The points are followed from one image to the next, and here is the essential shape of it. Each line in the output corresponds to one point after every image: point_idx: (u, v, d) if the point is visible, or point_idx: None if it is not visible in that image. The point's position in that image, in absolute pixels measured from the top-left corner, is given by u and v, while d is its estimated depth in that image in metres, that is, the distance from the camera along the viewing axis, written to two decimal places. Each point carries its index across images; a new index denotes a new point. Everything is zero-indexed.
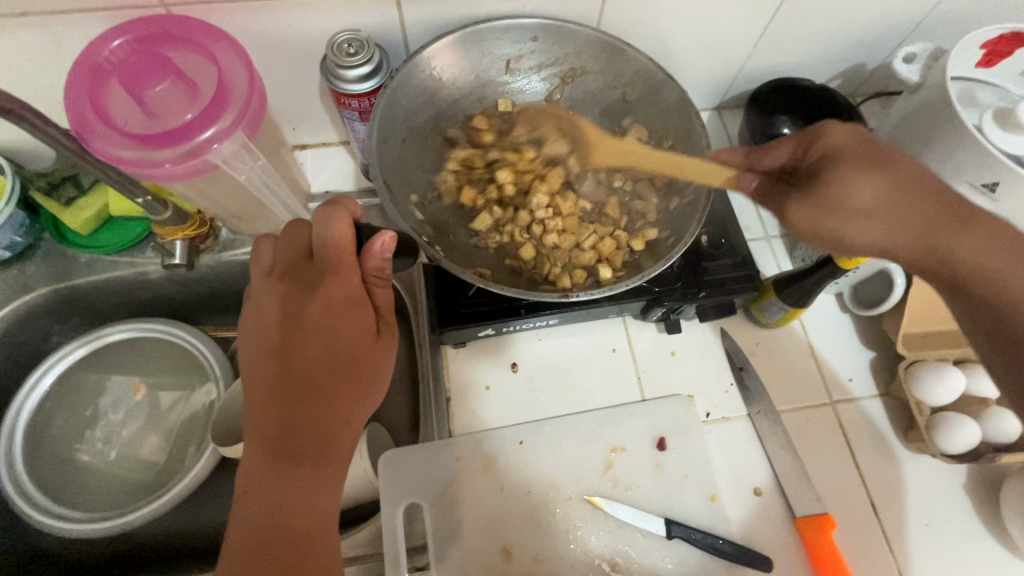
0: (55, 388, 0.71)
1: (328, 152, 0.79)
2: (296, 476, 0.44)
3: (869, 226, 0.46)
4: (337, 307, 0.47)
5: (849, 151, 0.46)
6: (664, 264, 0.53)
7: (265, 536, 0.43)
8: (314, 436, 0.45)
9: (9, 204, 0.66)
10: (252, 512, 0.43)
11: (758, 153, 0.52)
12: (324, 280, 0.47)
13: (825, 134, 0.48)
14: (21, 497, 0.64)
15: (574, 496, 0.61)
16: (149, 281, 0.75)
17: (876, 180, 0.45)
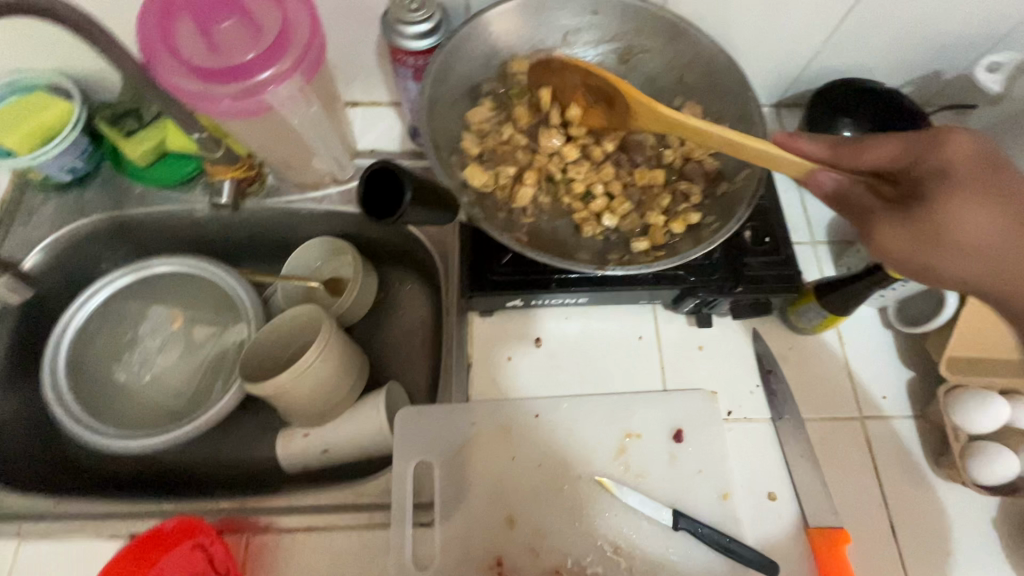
0: (100, 310, 0.75)
1: (377, 112, 0.80)
2: None
3: (973, 253, 0.42)
4: None
5: (962, 171, 0.43)
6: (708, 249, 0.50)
7: None
8: None
9: (75, 130, 0.70)
10: None
11: (854, 148, 0.47)
12: None
13: (944, 152, 0.44)
14: (60, 407, 0.68)
15: (584, 475, 0.61)
16: (194, 220, 0.77)
17: (992, 208, 0.42)
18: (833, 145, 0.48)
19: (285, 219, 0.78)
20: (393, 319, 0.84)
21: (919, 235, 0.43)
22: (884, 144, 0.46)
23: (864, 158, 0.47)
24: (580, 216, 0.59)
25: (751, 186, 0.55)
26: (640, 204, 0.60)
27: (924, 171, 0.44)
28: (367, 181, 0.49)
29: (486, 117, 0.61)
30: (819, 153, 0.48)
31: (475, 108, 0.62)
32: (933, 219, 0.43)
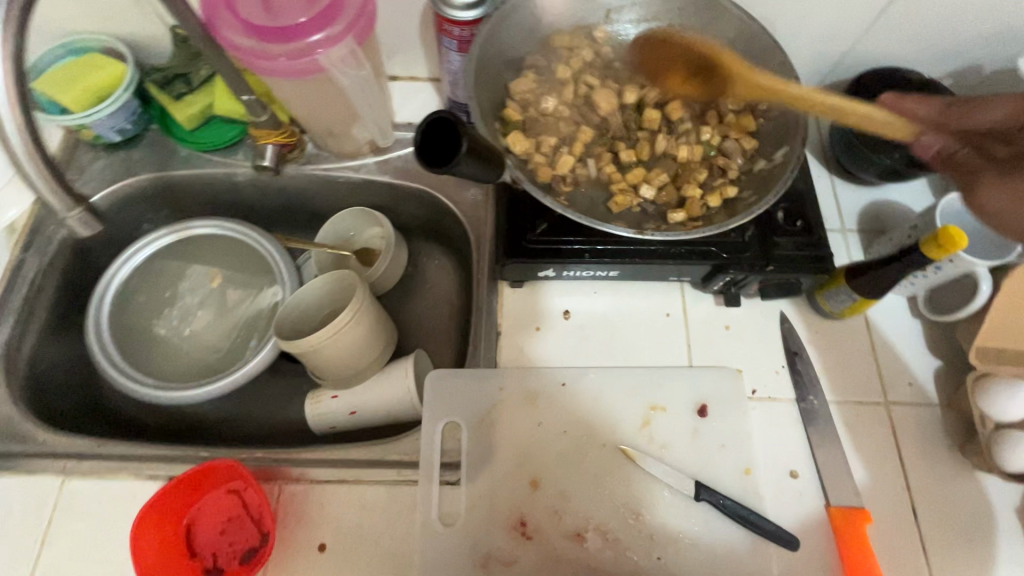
0: (143, 265, 0.77)
1: (416, 86, 0.81)
2: None
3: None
4: None
5: None
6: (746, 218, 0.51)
7: None
8: None
9: (127, 91, 0.72)
10: None
11: (964, 111, 0.51)
12: None
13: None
14: (102, 353, 0.70)
15: (608, 444, 0.62)
16: (235, 184, 0.80)
17: None
18: (944, 108, 0.52)
19: (322, 187, 0.80)
20: (422, 290, 0.86)
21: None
22: (995, 105, 0.51)
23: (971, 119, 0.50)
24: (620, 185, 0.61)
25: (792, 161, 0.56)
26: (677, 178, 0.61)
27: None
28: (424, 130, 0.50)
29: (530, 87, 0.63)
30: (926, 110, 0.51)
31: (518, 79, 0.63)
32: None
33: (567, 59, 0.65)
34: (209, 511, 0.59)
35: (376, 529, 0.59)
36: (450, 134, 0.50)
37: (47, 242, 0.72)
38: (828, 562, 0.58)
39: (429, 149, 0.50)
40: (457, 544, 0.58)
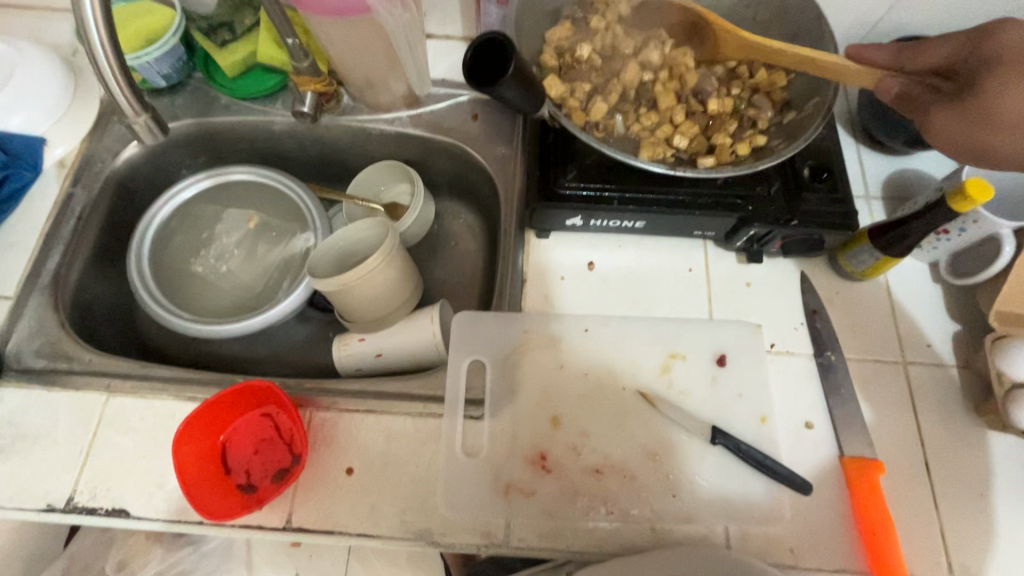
0: (182, 207, 0.80)
1: (450, 45, 0.83)
2: None
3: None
4: None
5: (1006, 58, 0.51)
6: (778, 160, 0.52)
7: None
8: None
9: (174, 36, 0.75)
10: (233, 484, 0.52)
11: (916, 51, 0.56)
12: None
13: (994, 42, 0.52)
14: (142, 286, 0.73)
15: (628, 388, 0.64)
16: (272, 133, 0.82)
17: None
18: (895, 53, 0.57)
19: (355, 139, 0.82)
20: (448, 246, 0.88)
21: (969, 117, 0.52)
22: (935, 47, 0.56)
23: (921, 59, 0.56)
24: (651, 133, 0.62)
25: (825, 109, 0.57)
26: (706, 129, 0.62)
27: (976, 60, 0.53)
28: (474, 50, 0.55)
29: (566, 36, 0.64)
30: (881, 58, 0.57)
31: (555, 28, 0.65)
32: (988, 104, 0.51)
33: (603, 10, 0.65)
34: (241, 434, 0.62)
35: (402, 456, 0.61)
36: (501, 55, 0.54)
37: (94, 179, 0.75)
38: (840, 508, 0.59)
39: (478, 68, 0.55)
40: (479, 474, 0.60)
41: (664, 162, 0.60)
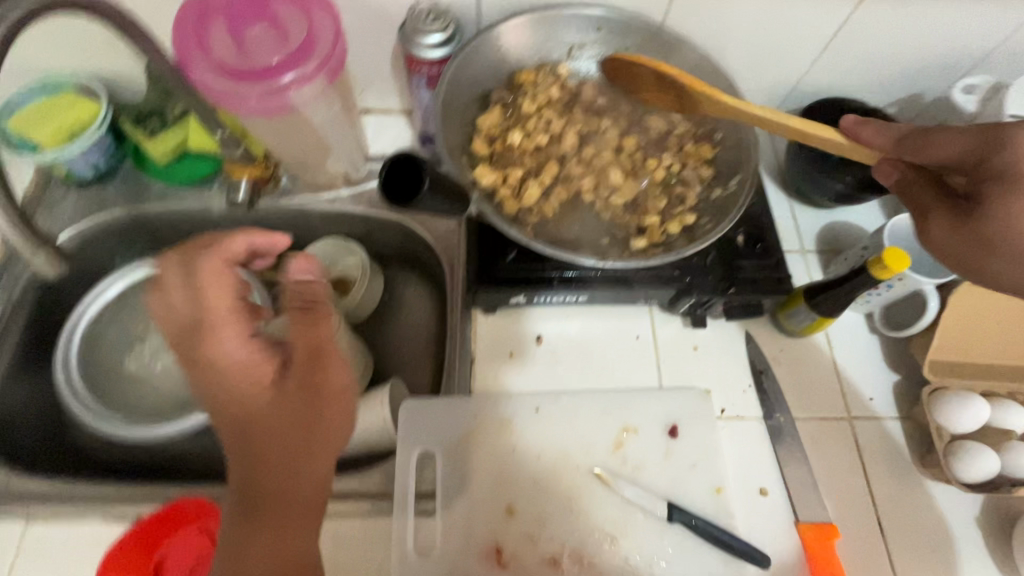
0: (115, 300, 0.77)
1: (389, 119, 0.83)
2: (262, 525, 0.50)
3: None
4: (287, 398, 0.54)
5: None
6: (703, 244, 0.54)
7: (263, 504, 0.51)
8: (278, 491, 0.52)
9: (99, 128, 0.72)
10: (267, 505, 0.51)
11: (916, 145, 0.51)
12: (283, 376, 0.55)
13: (1012, 146, 0.46)
14: (71, 395, 0.70)
15: (582, 468, 0.63)
16: (210, 217, 0.80)
17: (958, 220, 0.48)
18: (898, 139, 0.53)
19: (296, 219, 0.81)
20: (398, 318, 0.86)
21: (974, 246, 0.47)
22: (952, 140, 0.49)
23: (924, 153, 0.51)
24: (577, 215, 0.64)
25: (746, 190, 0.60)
26: (633, 207, 0.64)
27: (987, 173, 0.47)
28: (390, 165, 0.63)
29: (496, 122, 0.66)
30: (875, 140, 0.54)
31: (485, 114, 0.67)
32: (992, 229, 0.46)
33: (531, 94, 0.68)
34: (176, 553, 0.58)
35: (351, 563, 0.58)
36: (411, 169, 0.64)
37: (14, 283, 0.72)
38: None
39: (395, 182, 0.64)
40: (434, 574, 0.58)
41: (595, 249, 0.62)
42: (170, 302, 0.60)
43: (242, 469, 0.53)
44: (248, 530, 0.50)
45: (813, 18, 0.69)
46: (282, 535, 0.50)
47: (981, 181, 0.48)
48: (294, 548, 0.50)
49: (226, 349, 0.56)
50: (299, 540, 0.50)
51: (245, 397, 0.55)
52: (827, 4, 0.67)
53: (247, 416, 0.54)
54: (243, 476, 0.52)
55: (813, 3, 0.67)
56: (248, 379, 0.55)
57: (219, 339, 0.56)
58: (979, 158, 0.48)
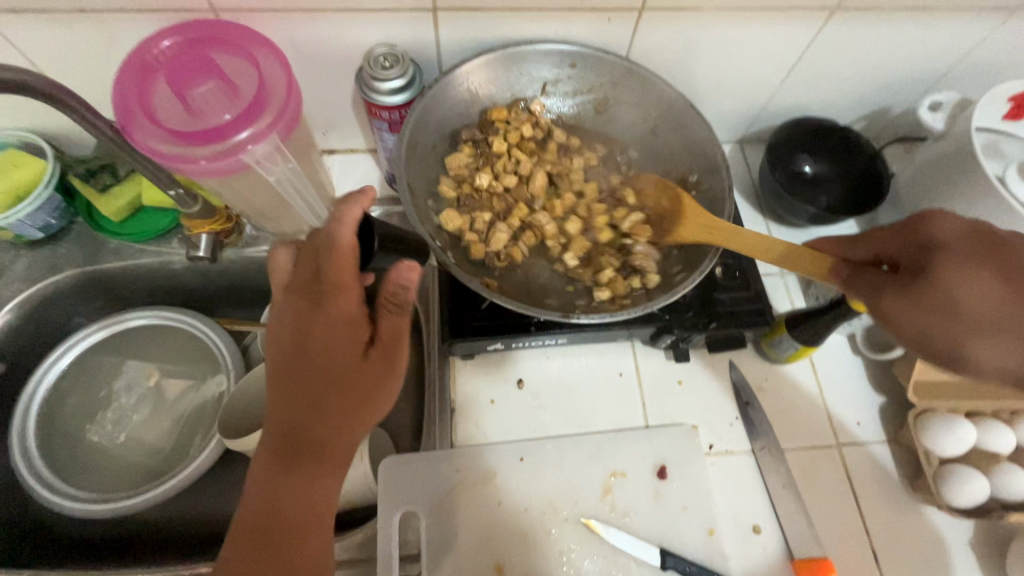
0: (72, 367, 0.74)
1: (354, 158, 0.81)
2: (295, 471, 0.47)
3: (995, 336, 0.44)
4: (336, 324, 0.48)
5: (959, 249, 0.46)
6: (669, 299, 0.55)
7: (288, 443, 0.47)
8: (315, 443, 0.48)
9: (48, 187, 0.67)
10: (280, 419, 0.48)
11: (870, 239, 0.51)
12: (327, 298, 0.48)
13: (929, 228, 0.47)
14: (29, 471, 0.67)
15: (571, 518, 0.61)
16: (172, 271, 0.77)
17: (982, 288, 0.44)
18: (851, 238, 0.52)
19: (263, 268, 0.77)
20: None
21: (948, 331, 0.44)
22: (943, 223, 0.47)
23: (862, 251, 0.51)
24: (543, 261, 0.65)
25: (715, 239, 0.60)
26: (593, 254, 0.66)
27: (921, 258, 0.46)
28: None
29: (464, 162, 0.66)
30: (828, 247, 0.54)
31: (454, 154, 0.66)
32: (960, 319, 0.44)
33: (504, 131, 0.67)
34: None
35: None
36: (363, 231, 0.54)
37: None
38: None
39: None
40: None
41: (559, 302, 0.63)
42: (282, 261, 0.53)
43: (288, 408, 0.48)
44: (286, 468, 0.47)
45: (777, 43, 0.68)
46: (313, 492, 0.48)
47: (919, 261, 0.47)
48: (318, 501, 0.48)
49: (334, 305, 0.48)
50: (326, 494, 0.48)
51: (303, 319, 0.48)
52: (792, 29, 0.66)
53: (323, 371, 0.48)
54: (284, 419, 0.48)
55: (778, 29, 0.65)
56: (345, 334, 0.48)
57: (337, 295, 0.48)
58: (915, 246, 0.48)
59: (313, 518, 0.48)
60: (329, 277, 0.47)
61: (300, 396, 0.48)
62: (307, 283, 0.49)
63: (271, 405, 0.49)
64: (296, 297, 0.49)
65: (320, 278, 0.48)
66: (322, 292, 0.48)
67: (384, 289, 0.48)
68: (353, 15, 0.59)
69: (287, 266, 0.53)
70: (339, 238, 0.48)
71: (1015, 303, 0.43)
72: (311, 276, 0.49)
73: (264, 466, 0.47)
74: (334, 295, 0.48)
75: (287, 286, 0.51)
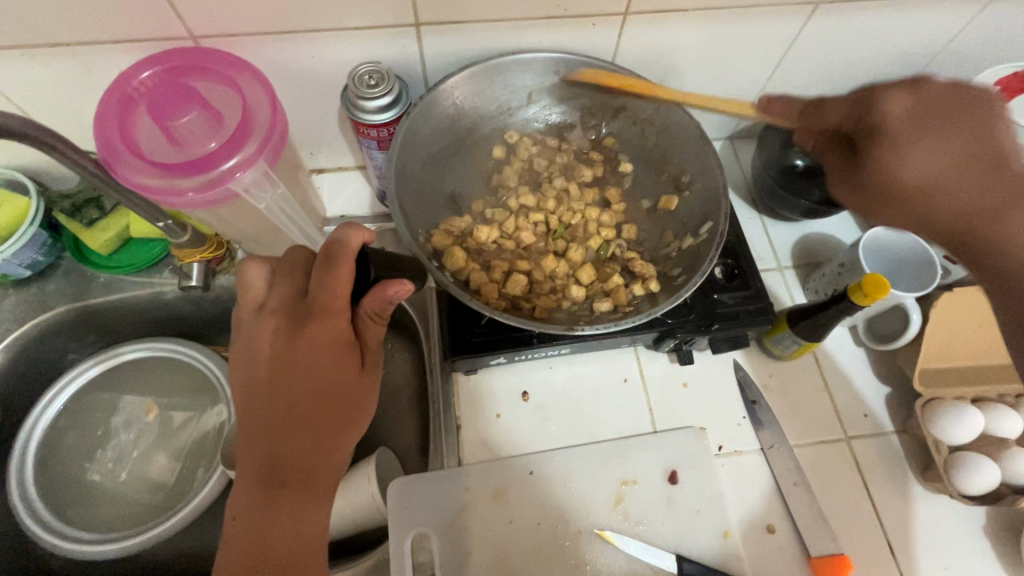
0: (68, 407, 0.73)
1: (344, 176, 0.80)
2: (284, 502, 0.45)
3: (930, 207, 0.42)
4: (322, 347, 0.47)
5: (896, 121, 0.42)
6: (672, 303, 0.55)
7: (271, 472, 0.46)
8: (305, 467, 0.47)
9: (32, 225, 0.66)
10: (260, 449, 0.46)
11: (816, 112, 0.47)
12: (310, 322, 0.47)
13: (875, 105, 0.42)
14: (31, 517, 0.66)
15: (584, 529, 0.60)
16: (165, 301, 0.75)
17: (940, 151, 0.41)
18: (801, 112, 0.48)
19: None
20: None
21: (880, 197, 0.43)
22: (834, 105, 0.45)
23: (822, 123, 0.46)
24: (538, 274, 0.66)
25: (715, 241, 0.59)
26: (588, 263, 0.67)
27: (865, 125, 0.43)
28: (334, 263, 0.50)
29: None
30: (787, 113, 0.49)
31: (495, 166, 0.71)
32: (891, 188, 0.42)
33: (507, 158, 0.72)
34: None
35: None
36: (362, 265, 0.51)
37: None
38: None
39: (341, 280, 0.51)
40: None
41: (559, 313, 0.64)
42: (254, 278, 0.51)
43: (272, 434, 0.47)
44: (270, 503, 0.45)
45: (763, 39, 0.68)
46: (306, 519, 0.46)
47: (864, 136, 0.43)
48: (311, 530, 0.46)
49: (320, 330, 0.47)
50: (318, 520, 0.47)
51: (280, 341, 0.48)
52: (777, 24, 0.65)
53: (310, 392, 0.47)
54: (268, 449, 0.46)
55: (762, 25, 0.65)
56: (332, 358, 0.48)
57: (322, 317, 0.47)
58: (857, 117, 0.44)
59: (304, 551, 0.45)
60: (318, 300, 0.47)
61: (285, 424, 0.47)
62: (287, 305, 0.49)
63: (249, 435, 0.47)
64: (277, 321, 0.49)
65: (306, 302, 0.48)
66: (307, 316, 0.48)
67: (366, 300, 0.48)
68: (335, 34, 0.58)
69: (261, 283, 0.51)
70: (330, 262, 0.47)
71: (957, 165, 0.41)
72: (292, 298, 0.49)
73: (248, 500, 0.45)
74: (322, 320, 0.47)
75: (263, 309, 0.50)
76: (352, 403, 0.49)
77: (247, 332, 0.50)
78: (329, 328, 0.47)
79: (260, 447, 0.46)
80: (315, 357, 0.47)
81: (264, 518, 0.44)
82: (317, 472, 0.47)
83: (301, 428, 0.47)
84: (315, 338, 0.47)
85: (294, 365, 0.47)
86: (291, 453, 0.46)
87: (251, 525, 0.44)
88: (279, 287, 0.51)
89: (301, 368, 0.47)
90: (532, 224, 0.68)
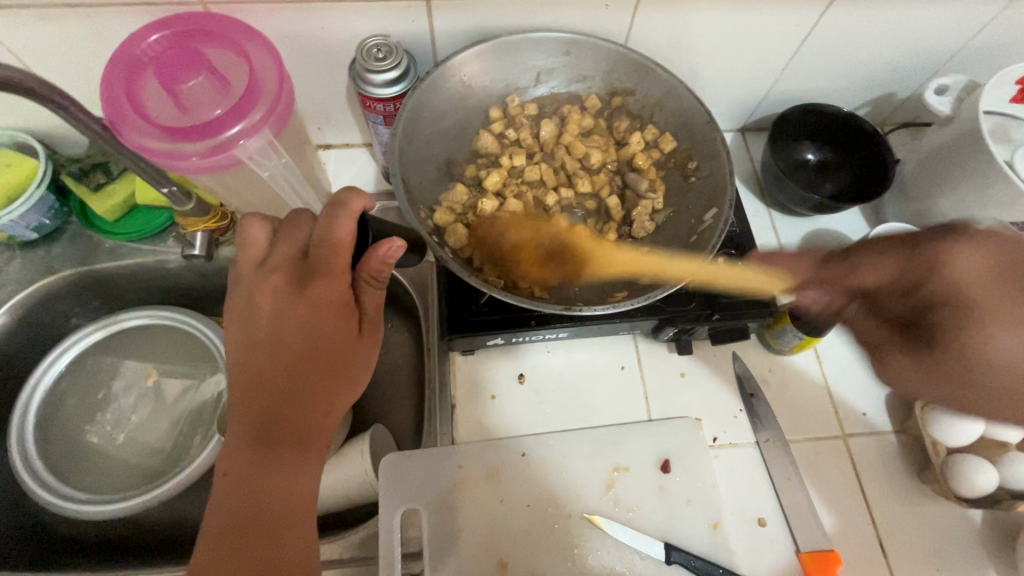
0: (70, 369, 0.74)
1: (351, 153, 0.80)
2: (276, 460, 0.46)
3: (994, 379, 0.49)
4: (324, 307, 0.48)
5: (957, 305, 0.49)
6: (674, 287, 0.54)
7: (264, 430, 0.46)
8: (299, 426, 0.47)
9: (39, 188, 0.66)
10: (254, 406, 0.47)
11: (841, 270, 0.57)
12: (312, 282, 0.47)
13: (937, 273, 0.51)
14: (28, 473, 0.66)
15: (574, 513, 0.60)
16: (169, 269, 0.76)
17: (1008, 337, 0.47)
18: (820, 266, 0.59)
19: None
20: None
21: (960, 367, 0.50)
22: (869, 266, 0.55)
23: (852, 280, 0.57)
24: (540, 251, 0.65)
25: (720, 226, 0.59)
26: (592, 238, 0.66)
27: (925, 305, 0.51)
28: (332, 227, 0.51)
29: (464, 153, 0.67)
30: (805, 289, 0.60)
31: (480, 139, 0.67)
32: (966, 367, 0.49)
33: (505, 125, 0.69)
34: None
35: None
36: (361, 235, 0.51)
37: None
38: None
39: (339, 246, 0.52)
40: None
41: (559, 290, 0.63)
42: (255, 236, 0.51)
43: (268, 392, 0.47)
44: (262, 460, 0.45)
45: (781, 30, 0.67)
46: (297, 477, 0.46)
47: (925, 305, 0.51)
48: (302, 489, 0.46)
49: (323, 290, 0.47)
50: (310, 481, 0.47)
51: (281, 302, 0.48)
52: (796, 15, 0.64)
53: (309, 351, 0.48)
54: (263, 404, 0.47)
55: (780, 14, 0.64)
56: (333, 321, 0.48)
57: (324, 278, 0.47)
58: (914, 283, 0.52)
59: (294, 507, 0.46)
60: (322, 262, 0.47)
61: (282, 381, 0.47)
62: (291, 264, 0.49)
63: (244, 392, 0.47)
64: (279, 279, 0.49)
65: (310, 262, 0.48)
66: (311, 276, 0.48)
67: (368, 263, 0.48)
68: (345, 6, 0.58)
69: (261, 241, 0.51)
70: (332, 224, 0.47)
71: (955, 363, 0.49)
72: (295, 258, 0.50)
73: (240, 456, 0.45)
74: (325, 281, 0.47)
75: (263, 266, 0.50)
76: (349, 365, 0.50)
77: (245, 288, 0.50)
78: (332, 289, 0.48)
79: (253, 405, 0.47)
80: (316, 318, 0.48)
81: (256, 476, 0.45)
82: (311, 432, 0.48)
83: (296, 387, 0.47)
84: (317, 299, 0.47)
85: (295, 324, 0.47)
86: (286, 412, 0.47)
87: (244, 480, 0.45)
88: (281, 247, 0.51)
89: (301, 328, 0.47)
90: (535, 200, 0.68)
